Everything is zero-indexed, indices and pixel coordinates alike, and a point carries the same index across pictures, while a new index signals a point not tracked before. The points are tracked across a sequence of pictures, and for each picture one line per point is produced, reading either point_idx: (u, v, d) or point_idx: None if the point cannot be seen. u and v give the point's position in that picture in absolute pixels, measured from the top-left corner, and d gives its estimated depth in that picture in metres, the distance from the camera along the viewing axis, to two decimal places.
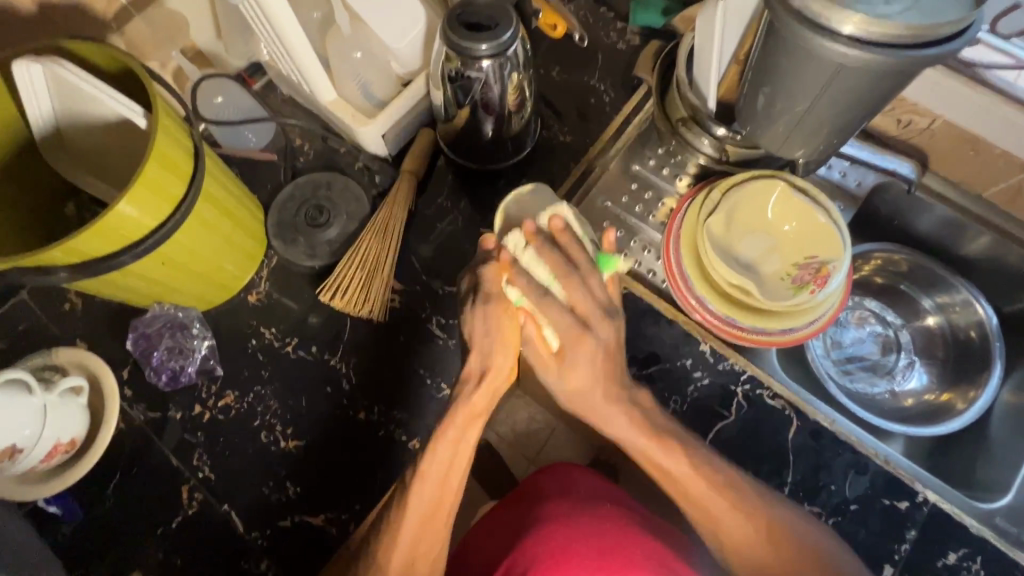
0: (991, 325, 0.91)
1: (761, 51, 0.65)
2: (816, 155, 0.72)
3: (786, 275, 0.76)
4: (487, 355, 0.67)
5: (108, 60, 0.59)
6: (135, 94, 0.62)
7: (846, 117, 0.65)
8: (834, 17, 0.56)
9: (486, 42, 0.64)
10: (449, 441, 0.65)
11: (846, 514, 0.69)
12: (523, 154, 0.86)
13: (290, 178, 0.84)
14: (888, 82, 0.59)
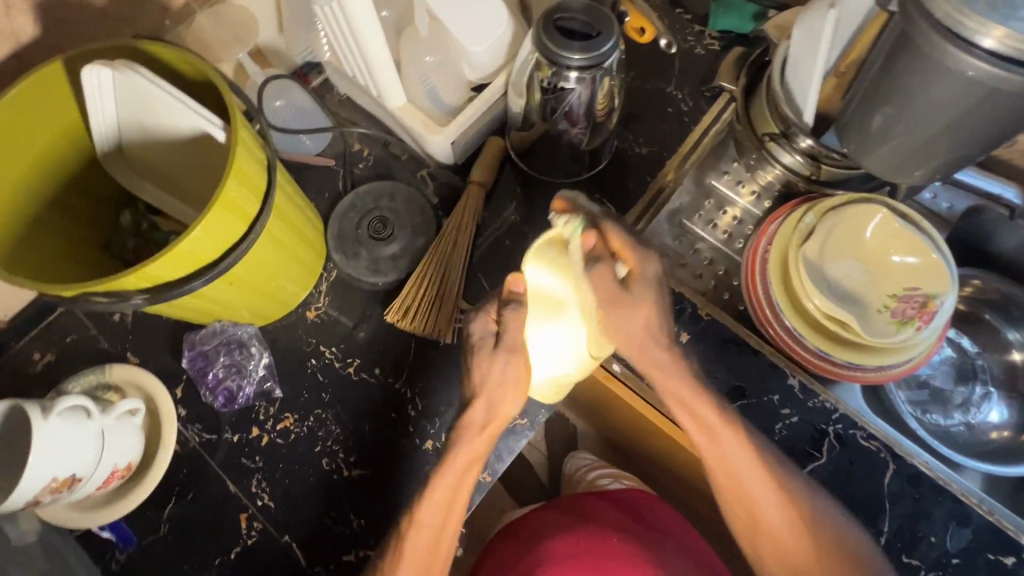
0: None
1: (884, 63, 0.59)
2: (932, 177, 0.66)
3: (884, 307, 0.70)
4: (492, 404, 0.65)
5: (182, 65, 0.55)
6: (206, 100, 0.58)
7: (971, 143, 0.59)
8: (976, 28, 0.50)
9: (580, 52, 0.59)
10: (446, 488, 0.63)
11: (948, 567, 0.66)
12: (599, 167, 0.81)
13: (349, 187, 0.79)
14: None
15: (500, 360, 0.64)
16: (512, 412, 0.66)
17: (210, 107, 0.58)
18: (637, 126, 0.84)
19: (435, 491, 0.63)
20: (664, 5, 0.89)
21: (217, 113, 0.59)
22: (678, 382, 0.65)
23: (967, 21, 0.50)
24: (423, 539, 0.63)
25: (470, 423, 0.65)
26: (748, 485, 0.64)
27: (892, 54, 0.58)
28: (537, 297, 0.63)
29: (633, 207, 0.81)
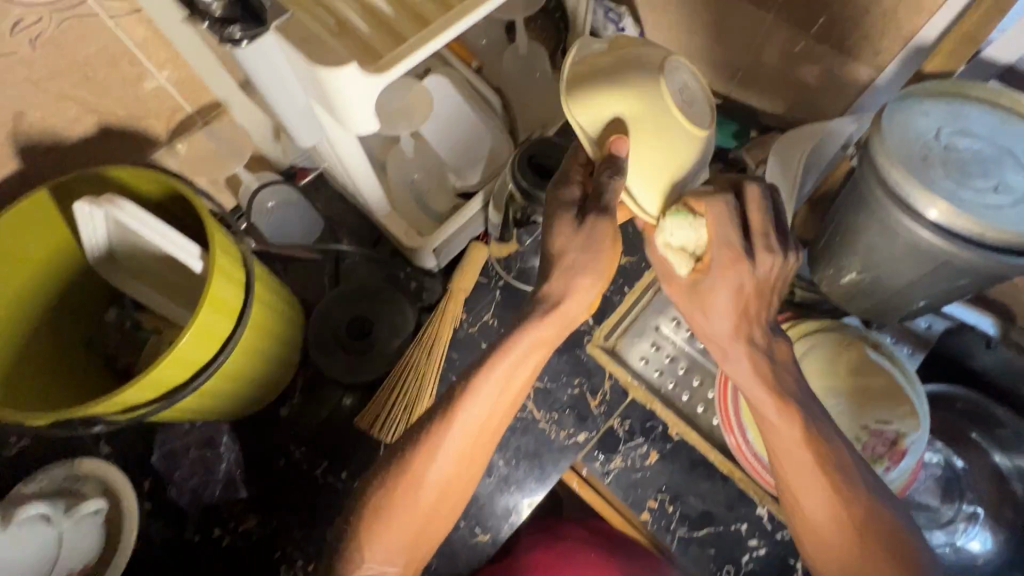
0: None
1: (844, 206, 0.64)
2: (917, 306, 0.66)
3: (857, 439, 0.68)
4: (570, 278, 0.56)
5: (154, 185, 0.59)
6: (181, 213, 0.62)
7: (923, 289, 0.63)
8: (922, 201, 0.54)
9: None
10: (503, 368, 0.56)
11: None
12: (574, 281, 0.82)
13: (335, 284, 0.82)
14: (967, 275, 0.57)
15: (586, 229, 0.54)
16: (593, 292, 0.57)
17: (184, 215, 0.62)
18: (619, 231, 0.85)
19: (481, 396, 0.56)
20: None
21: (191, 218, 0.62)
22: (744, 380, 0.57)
23: (917, 195, 0.54)
24: (457, 444, 0.57)
25: (546, 297, 0.56)
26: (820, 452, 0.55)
27: (858, 205, 0.61)
28: (635, 120, 0.54)
29: (609, 316, 0.81)
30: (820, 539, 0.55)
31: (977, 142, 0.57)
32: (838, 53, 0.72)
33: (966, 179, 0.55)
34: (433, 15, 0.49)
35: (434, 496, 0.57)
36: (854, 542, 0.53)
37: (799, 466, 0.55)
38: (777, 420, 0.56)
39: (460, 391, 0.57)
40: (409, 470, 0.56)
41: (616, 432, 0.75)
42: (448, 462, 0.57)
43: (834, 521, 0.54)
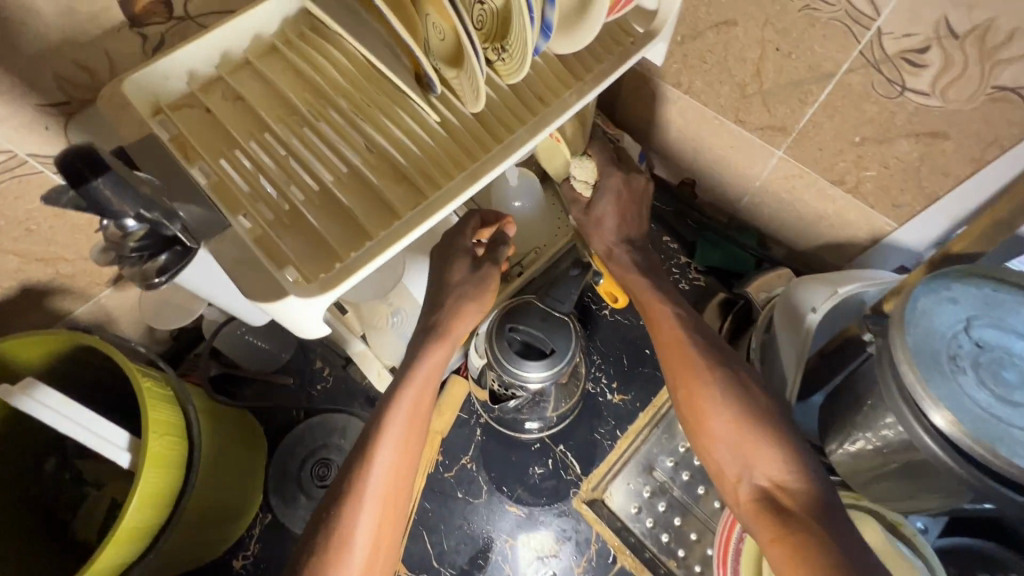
0: None
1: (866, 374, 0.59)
2: (946, 501, 0.56)
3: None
4: (453, 312, 0.56)
5: (37, 351, 0.52)
6: (81, 368, 0.56)
7: (943, 492, 0.55)
8: (931, 407, 0.48)
9: (535, 370, 0.57)
10: (408, 404, 0.53)
11: None
12: (564, 420, 0.75)
13: (305, 416, 0.75)
14: (977, 493, 0.51)
15: (461, 267, 0.58)
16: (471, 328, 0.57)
17: (88, 365, 0.56)
18: (612, 361, 0.79)
19: (388, 441, 0.51)
20: (649, 229, 0.86)
21: (97, 366, 0.57)
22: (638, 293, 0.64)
23: (926, 398, 0.48)
24: (396, 436, 0.52)
25: (433, 328, 0.56)
26: (707, 385, 0.55)
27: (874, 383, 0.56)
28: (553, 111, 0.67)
29: (599, 464, 0.74)
30: (723, 446, 0.53)
31: (1020, 341, 0.50)
32: (852, 198, 0.66)
33: (998, 388, 0.48)
34: (398, 205, 0.44)
35: (375, 519, 0.50)
36: (744, 439, 0.52)
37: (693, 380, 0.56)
38: (663, 319, 0.61)
39: (380, 417, 0.52)
40: (337, 530, 0.49)
41: None
42: (385, 474, 0.51)
43: (726, 427, 0.53)
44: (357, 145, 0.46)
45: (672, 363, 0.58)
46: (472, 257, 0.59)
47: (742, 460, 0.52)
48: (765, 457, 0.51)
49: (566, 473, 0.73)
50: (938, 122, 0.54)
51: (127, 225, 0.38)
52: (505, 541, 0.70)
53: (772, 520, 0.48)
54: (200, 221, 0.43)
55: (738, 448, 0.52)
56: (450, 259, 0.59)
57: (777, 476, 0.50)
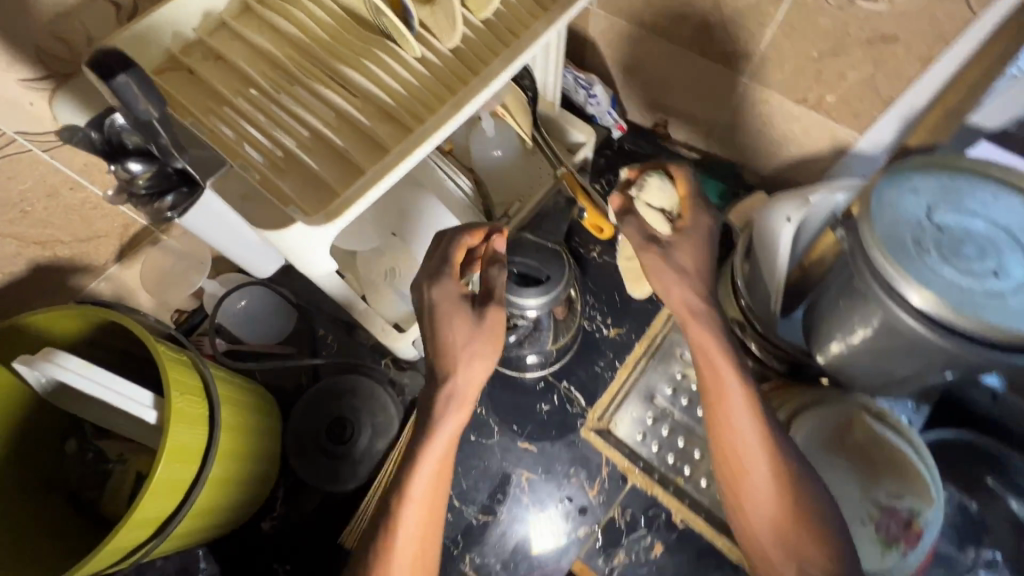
0: None
1: (845, 283, 0.62)
2: (922, 376, 0.61)
3: (873, 516, 0.64)
4: (464, 368, 0.54)
5: (50, 327, 0.54)
6: (93, 346, 0.58)
7: (925, 367, 0.59)
8: (907, 285, 0.51)
9: (533, 302, 0.60)
10: (433, 465, 0.54)
11: None
12: (564, 359, 0.79)
13: (314, 381, 0.78)
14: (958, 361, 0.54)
15: (462, 320, 0.54)
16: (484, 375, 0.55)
17: (111, 347, 0.59)
18: (604, 299, 0.82)
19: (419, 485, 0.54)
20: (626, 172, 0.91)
21: (120, 352, 0.60)
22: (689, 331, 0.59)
23: (900, 278, 0.51)
24: (422, 504, 0.54)
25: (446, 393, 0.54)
26: (741, 440, 0.56)
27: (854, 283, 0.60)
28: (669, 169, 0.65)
29: (602, 394, 0.77)
30: (752, 499, 0.56)
31: (976, 220, 0.54)
32: (815, 114, 0.69)
33: (959, 264, 0.51)
34: (388, 143, 0.46)
35: (408, 568, 0.53)
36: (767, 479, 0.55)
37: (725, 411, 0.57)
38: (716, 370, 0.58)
39: (403, 482, 0.54)
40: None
41: (618, 521, 0.71)
42: (413, 534, 0.54)
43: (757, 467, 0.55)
44: (343, 91, 0.48)
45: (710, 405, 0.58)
46: (471, 302, 0.56)
47: (771, 512, 0.55)
48: (793, 511, 0.54)
49: (572, 406, 0.77)
50: (886, 26, 0.57)
51: (134, 168, 0.46)
52: (521, 476, 0.73)
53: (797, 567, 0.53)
54: (201, 160, 0.46)
55: (762, 489, 0.55)
56: (444, 312, 0.54)
57: (800, 526, 0.54)
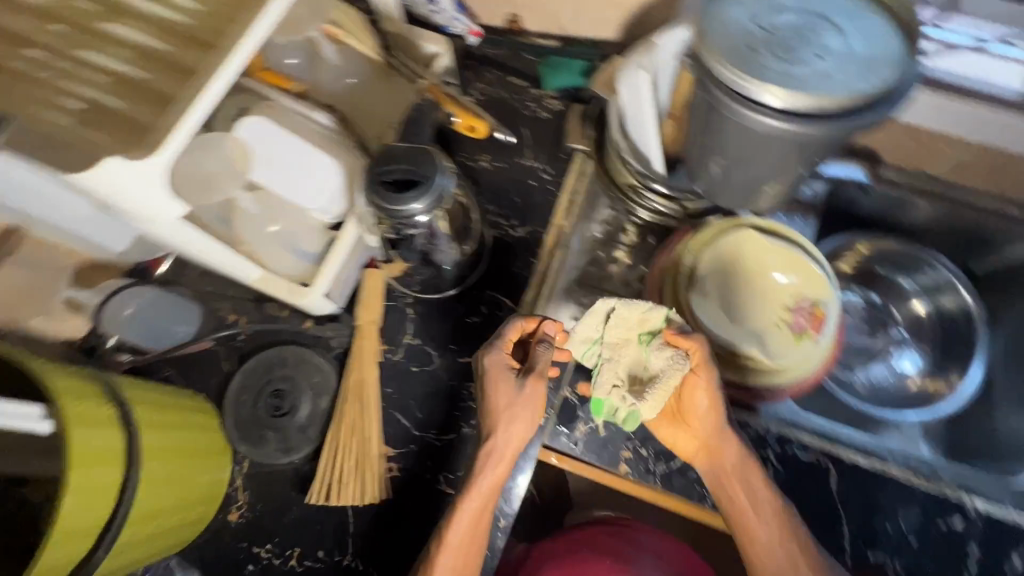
0: (975, 306, 0.90)
1: (702, 127, 0.63)
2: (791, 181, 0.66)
3: (784, 318, 0.72)
4: (509, 424, 0.63)
5: None
6: None
7: (788, 168, 0.63)
8: (748, 87, 0.54)
9: (417, 200, 0.56)
10: (471, 506, 0.62)
11: (909, 549, 0.68)
12: (481, 269, 0.79)
13: (237, 365, 0.75)
14: (809, 149, 0.59)
15: (516, 384, 0.62)
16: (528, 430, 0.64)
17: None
18: (505, 203, 0.83)
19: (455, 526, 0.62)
20: (493, 77, 0.91)
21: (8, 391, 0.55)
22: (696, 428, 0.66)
23: (740, 82, 0.54)
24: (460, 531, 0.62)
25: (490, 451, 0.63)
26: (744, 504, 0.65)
27: (712, 124, 0.61)
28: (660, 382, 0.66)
29: (524, 292, 0.79)
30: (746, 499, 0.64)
31: (792, 16, 0.57)
32: None
33: (792, 56, 0.55)
34: (195, 68, 0.43)
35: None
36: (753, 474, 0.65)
37: (729, 456, 0.65)
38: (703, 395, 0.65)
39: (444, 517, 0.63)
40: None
41: (572, 400, 0.75)
42: (453, 549, 0.61)
43: (755, 512, 0.64)
44: (134, 29, 0.46)
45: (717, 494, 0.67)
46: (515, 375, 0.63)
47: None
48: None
49: (501, 311, 0.78)
50: None
51: None
52: (471, 389, 0.74)
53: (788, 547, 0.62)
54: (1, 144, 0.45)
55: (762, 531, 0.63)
56: (494, 377, 0.63)
57: None
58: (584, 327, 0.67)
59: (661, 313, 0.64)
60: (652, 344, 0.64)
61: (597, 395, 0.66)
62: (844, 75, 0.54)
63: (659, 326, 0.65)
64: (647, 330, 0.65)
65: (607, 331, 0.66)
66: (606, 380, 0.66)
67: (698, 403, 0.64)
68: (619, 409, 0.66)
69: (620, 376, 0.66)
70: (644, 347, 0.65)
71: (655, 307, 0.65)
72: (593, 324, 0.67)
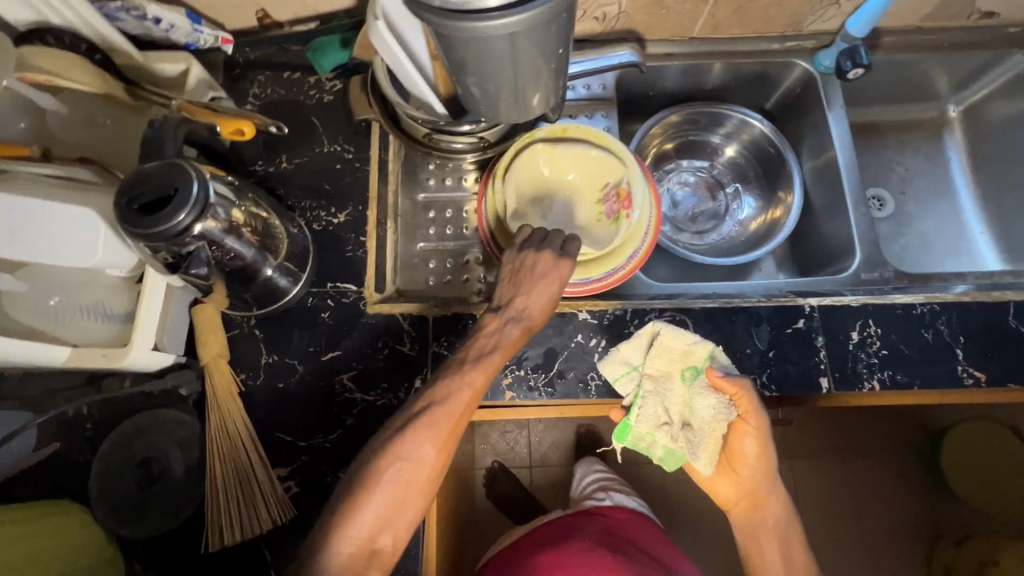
0: (778, 137, 1.00)
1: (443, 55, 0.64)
2: (549, 76, 0.68)
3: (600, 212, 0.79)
4: (519, 298, 0.68)
5: None
6: None
7: (535, 66, 0.65)
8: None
9: (181, 210, 0.55)
10: (446, 410, 0.62)
11: (771, 362, 0.75)
12: (314, 264, 0.78)
13: (91, 453, 0.69)
14: (536, 39, 0.60)
15: (537, 242, 0.70)
16: (540, 307, 0.67)
17: None
18: (319, 194, 0.82)
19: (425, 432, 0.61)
20: (266, 77, 0.88)
21: None
22: (753, 502, 0.77)
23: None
24: (432, 432, 0.61)
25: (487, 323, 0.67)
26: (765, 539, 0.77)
27: (451, 52, 0.62)
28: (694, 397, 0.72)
29: (365, 270, 0.79)
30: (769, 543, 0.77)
31: None
32: None
33: None
34: None
35: (394, 490, 0.59)
36: (788, 541, 0.77)
37: (768, 512, 0.77)
38: (747, 431, 0.73)
39: (410, 416, 0.61)
40: (373, 472, 0.59)
41: (441, 353, 0.75)
42: (422, 452, 0.60)
43: (783, 563, 0.77)
44: None
45: (748, 527, 0.78)
46: (531, 240, 0.70)
47: None
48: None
49: (347, 297, 0.77)
50: None
51: None
52: (342, 382, 0.74)
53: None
54: None
55: (777, 564, 0.76)
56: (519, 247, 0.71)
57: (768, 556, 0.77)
58: (625, 351, 0.74)
59: (706, 350, 0.73)
60: (697, 378, 0.73)
61: (636, 424, 0.72)
62: None
63: (702, 363, 0.73)
64: (691, 364, 0.73)
65: (648, 359, 0.74)
66: (647, 412, 0.72)
67: (749, 450, 0.74)
68: (658, 444, 0.73)
69: (663, 414, 0.73)
70: (687, 381, 0.73)
71: (699, 342, 0.73)
72: (637, 352, 0.74)
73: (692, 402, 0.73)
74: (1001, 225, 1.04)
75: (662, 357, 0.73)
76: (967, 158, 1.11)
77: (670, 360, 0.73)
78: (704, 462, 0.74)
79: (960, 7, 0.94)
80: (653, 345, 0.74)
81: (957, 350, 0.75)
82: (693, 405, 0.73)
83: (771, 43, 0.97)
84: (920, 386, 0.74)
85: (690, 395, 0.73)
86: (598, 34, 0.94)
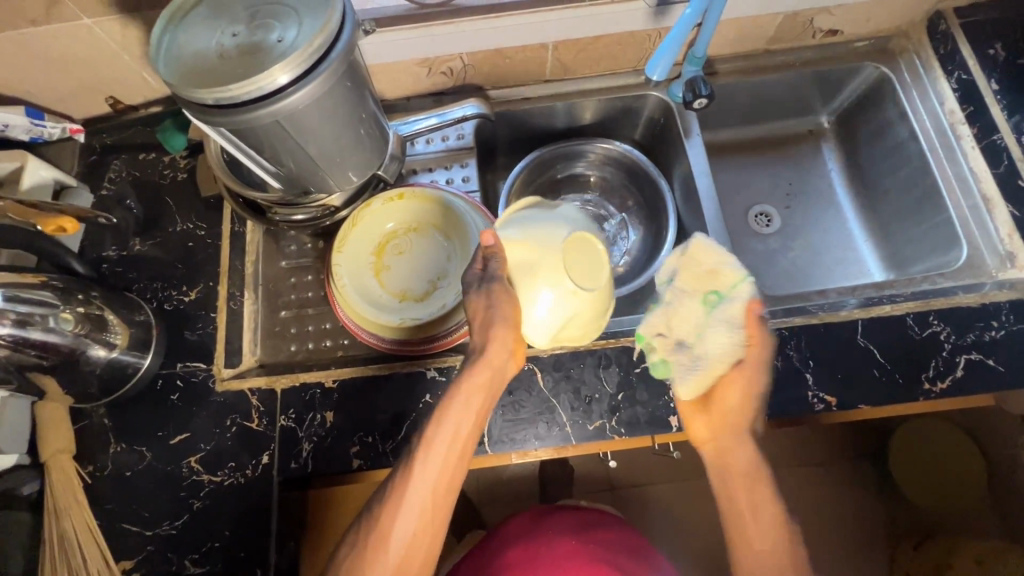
0: (651, 168, 1.00)
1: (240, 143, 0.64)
2: (356, 139, 0.69)
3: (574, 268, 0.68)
4: (483, 329, 0.65)
5: None
6: None
7: (335, 135, 0.66)
8: (212, 95, 0.54)
9: None
10: (420, 490, 0.61)
11: (620, 405, 0.75)
12: (163, 345, 0.78)
13: None
14: (321, 112, 0.61)
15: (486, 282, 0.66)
16: (505, 341, 0.66)
17: None
18: (171, 274, 0.83)
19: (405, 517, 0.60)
20: (121, 159, 0.89)
21: None
22: (725, 446, 0.67)
23: (204, 94, 0.55)
24: (409, 518, 0.60)
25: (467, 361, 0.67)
26: (736, 486, 0.65)
27: (244, 139, 0.62)
28: (704, 325, 0.69)
29: (216, 347, 0.79)
30: (738, 491, 0.64)
31: (241, 15, 0.59)
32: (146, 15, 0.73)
33: (247, 53, 0.56)
34: None
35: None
36: (762, 494, 0.64)
37: (738, 454, 0.66)
38: (735, 361, 0.68)
39: (386, 503, 0.61)
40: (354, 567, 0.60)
41: (289, 426, 0.74)
42: (401, 539, 0.60)
43: (752, 511, 0.63)
44: None
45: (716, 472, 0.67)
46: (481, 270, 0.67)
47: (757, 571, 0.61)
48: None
49: (196, 377, 0.77)
50: None
51: None
52: (189, 465, 0.73)
53: (768, 538, 0.62)
54: None
55: (743, 507, 0.63)
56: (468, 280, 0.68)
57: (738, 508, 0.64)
58: (664, 267, 0.74)
59: (733, 274, 0.69)
60: (718, 305, 0.68)
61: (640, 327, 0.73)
62: (287, 38, 0.56)
63: (730, 289, 0.69)
64: (716, 288, 0.69)
65: (676, 274, 0.73)
66: (653, 320, 0.72)
67: (736, 391, 0.68)
68: (655, 354, 0.72)
69: (668, 327, 0.71)
70: (708, 306, 0.69)
71: (732, 268, 0.69)
72: (670, 267, 0.74)
73: (708, 323, 0.69)
74: (882, 235, 1.04)
75: (695, 269, 0.71)
76: (846, 168, 1.10)
77: (697, 276, 0.71)
78: (687, 386, 0.69)
79: (802, 29, 0.96)
80: (686, 256, 0.73)
81: (806, 375, 0.75)
82: (700, 331, 0.69)
83: (625, 78, 0.99)
84: (772, 416, 0.74)
85: (699, 317, 0.69)
86: (451, 87, 0.96)
